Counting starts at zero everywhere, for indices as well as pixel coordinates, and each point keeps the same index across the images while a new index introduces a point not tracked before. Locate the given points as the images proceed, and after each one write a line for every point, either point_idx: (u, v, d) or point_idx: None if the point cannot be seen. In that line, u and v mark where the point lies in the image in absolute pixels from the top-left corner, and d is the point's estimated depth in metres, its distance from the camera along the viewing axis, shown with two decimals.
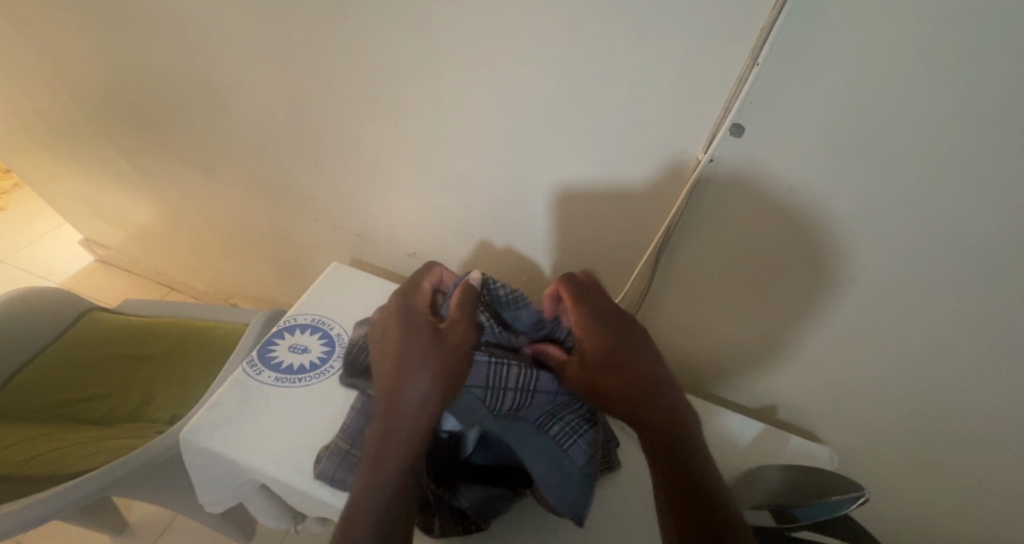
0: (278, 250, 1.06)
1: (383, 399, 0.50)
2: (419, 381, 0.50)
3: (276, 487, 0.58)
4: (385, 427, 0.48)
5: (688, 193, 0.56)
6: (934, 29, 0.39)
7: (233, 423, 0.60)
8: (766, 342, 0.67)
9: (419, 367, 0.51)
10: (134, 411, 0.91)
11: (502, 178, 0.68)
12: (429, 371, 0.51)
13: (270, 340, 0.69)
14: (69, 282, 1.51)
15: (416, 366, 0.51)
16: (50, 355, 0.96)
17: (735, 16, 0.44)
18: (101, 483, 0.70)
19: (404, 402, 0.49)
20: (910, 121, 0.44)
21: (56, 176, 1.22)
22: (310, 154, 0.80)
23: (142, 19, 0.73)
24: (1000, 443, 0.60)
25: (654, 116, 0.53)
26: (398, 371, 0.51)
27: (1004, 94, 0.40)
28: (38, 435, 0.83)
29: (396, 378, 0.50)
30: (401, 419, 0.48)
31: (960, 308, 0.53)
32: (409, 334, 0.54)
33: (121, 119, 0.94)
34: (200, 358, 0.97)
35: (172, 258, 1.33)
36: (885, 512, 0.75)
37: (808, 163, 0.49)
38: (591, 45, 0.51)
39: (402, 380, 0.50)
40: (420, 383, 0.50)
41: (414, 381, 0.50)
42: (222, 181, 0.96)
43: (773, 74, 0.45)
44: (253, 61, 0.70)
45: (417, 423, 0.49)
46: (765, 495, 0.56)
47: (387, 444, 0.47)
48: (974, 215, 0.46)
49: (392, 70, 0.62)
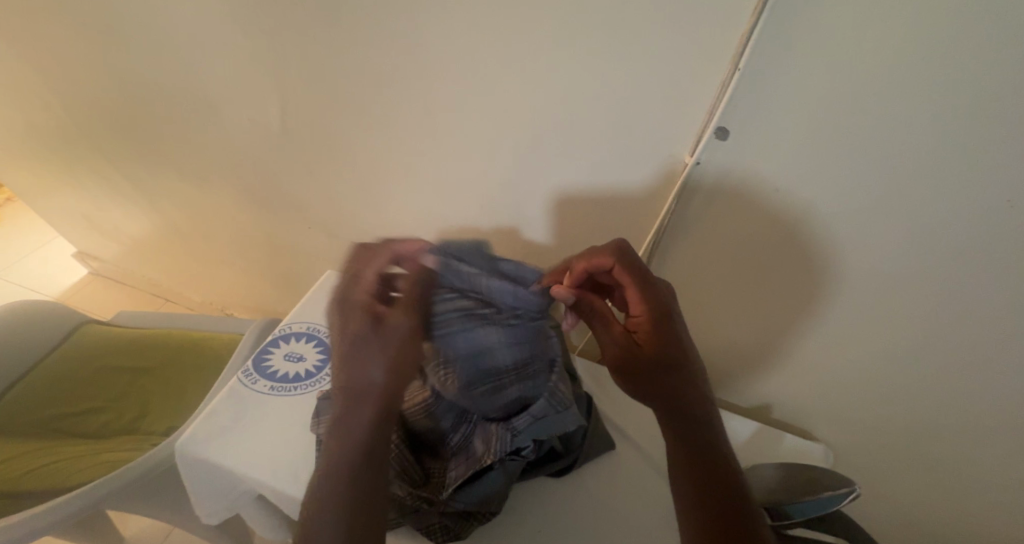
0: (274, 260, 1.06)
1: (343, 388, 0.50)
2: (375, 372, 0.49)
3: (272, 497, 0.58)
4: (343, 413, 0.49)
5: (677, 195, 0.57)
6: (907, 31, 0.40)
7: (230, 433, 0.59)
8: (758, 341, 0.67)
9: (374, 355, 0.50)
10: (130, 423, 0.91)
11: (495, 184, 0.68)
12: (386, 364, 0.50)
13: (265, 349, 0.69)
14: (63, 295, 1.50)
15: (371, 358, 0.49)
16: (41, 370, 0.96)
17: (717, 22, 0.45)
18: (93, 498, 0.70)
19: (358, 387, 0.49)
20: (887, 121, 0.45)
21: (50, 190, 1.21)
22: (305, 165, 0.80)
23: (136, 34, 0.73)
24: (993, 437, 0.60)
25: (642, 119, 0.54)
26: (350, 364, 0.50)
27: (977, 92, 0.41)
28: (34, 449, 0.83)
29: (351, 369, 0.50)
30: (357, 408, 0.49)
31: (947, 303, 0.53)
32: (365, 322, 0.51)
33: (114, 131, 0.94)
34: (195, 371, 0.97)
35: (166, 269, 1.33)
36: (883, 509, 0.74)
37: (792, 164, 0.50)
38: (578, 50, 0.51)
39: (356, 366, 0.49)
40: (376, 373, 0.49)
41: (368, 372, 0.49)
42: (216, 193, 0.96)
43: (754, 79, 0.46)
44: (246, 71, 0.71)
45: (376, 410, 0.49)
46: (761, 497, 0.56)
47: (345, 433, 0.48)
48: (955, 211, 0.47)
49: (383, 79, 0.63)
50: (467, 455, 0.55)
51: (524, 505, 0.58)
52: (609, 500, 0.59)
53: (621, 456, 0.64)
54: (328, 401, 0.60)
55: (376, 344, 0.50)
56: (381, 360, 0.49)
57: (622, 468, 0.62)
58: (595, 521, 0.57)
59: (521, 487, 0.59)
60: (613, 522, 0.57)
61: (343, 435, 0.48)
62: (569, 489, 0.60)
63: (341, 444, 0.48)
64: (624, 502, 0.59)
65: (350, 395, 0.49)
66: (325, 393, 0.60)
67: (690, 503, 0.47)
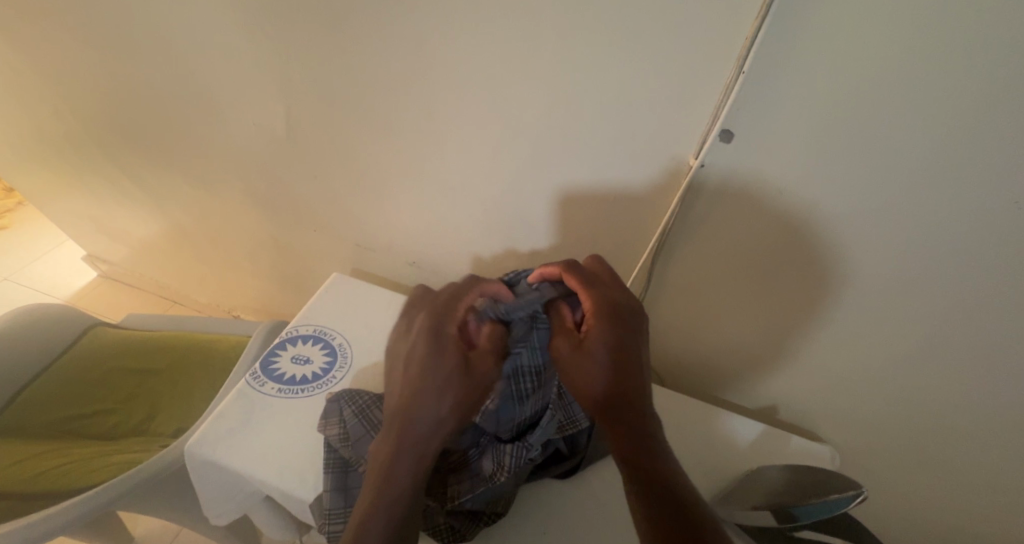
0: (280, 263, 1.07)
1: (403, 415, 0.49)
2: (441, 407, 0.49)
3: (280, 499, 0.58)
4: (404, 440, 0.48)
5: (681, 197, 0.57)
6: (911, 34, 0.40)
7: (238, 435, 0.60)
8: (763, 343, 0.67)
9: (441, 390, 0.50)
10: (139, 425, 0.91)
11: (499, 186, 0.68)
12: (451, 400, 0.50)
13: (272, 352, 0.69)
14: (73, 298, 1.52)
15: (434, 392, 0.50)
16: (50, 374, 0.96)
17: (720, 26, 0.46)
18: (103, 500, 0.70)
19: (421, 419, 0.49)
20: (892, 123, 0.45)
21: (60, 195, 1.23)
22: (310, 168, 0.81)
23: (145, 40, 0.74)
24: (1002, 439, 0.60)
25: (646, 122, 0.54)
26: (415, 394, 0.50)
27: (983, 95, 0.41)
28: (44, 451, 0.84)
29: (416, 397, 0.49)
30: (415, 439, 0.48)
31: (955, 305, 0.53)
32: (441, 352, 0.52)
33: (123, 136, 0.95)
34: (202, 373, 0.98)
35: (174, 272, 1.34)
36: (890, 511, 0.74)
37: (796, 166, 0.50)
38: (582, 54, 0.52)
39: (421, 398, 0.49)
40: (441, 409, 0.49)
41: (435, 406, 0.49)
42: (223, 196, 0.97)
43: (757, 82, 0.47)
44: (253, 76, 0.71)
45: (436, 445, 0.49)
46: (765, 499, 0.56)
47: (401, 457, 0.48)
48: (961, 213, 0.47)
49: (388, 83, 0.63)
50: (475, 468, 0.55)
51: (530, 507, 0.58)
52: (615, 503, 0.59)
53: None
54: (336, 403, 0.60)
55: (442, 379, 0.50)
56: (450, 396, 0.50)
57: None
58: (601, 523, 0.58)
59: (527, 490, 0.60)
60: (618, 524, 0.57)
61: (402, 460, 0.48)
62: (575, 491, 0.60)
63: (396, 469, 0.47)
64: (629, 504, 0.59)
65: (409, 423, 0.49)
66: (333, 395, 0.61)
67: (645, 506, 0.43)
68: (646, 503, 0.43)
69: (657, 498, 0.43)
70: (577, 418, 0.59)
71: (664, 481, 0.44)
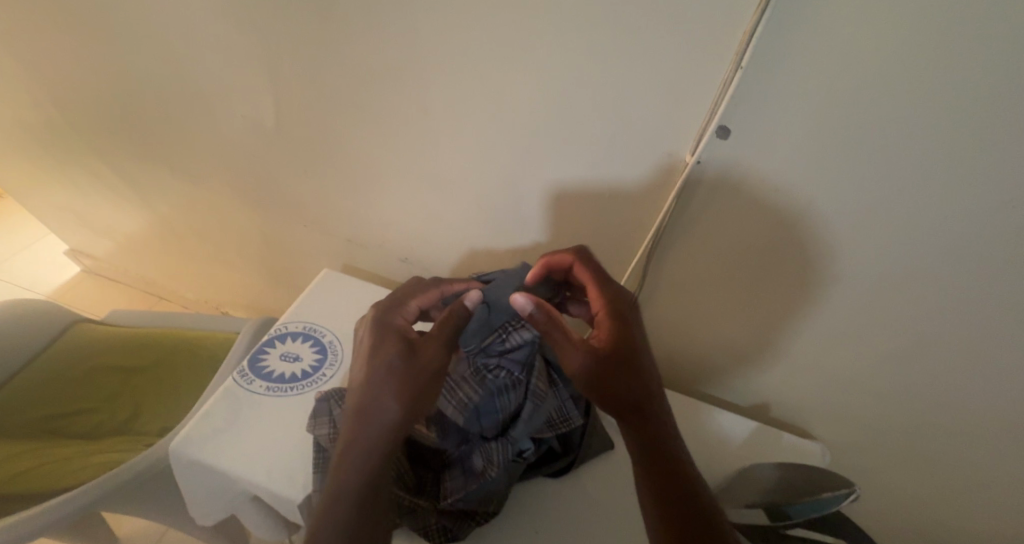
0: (269, 258, 1.05)
1: (354, 408, 0.50)
2: (390, 401, 0.49)
3: (269, 499, 0.57)
4: (354, 433, 0.48)
5: (677, 194, 0.56)
6: (910, 31, 0.40)
7: (225, 434, 0.59)
8: (757, 340, 0.67)
9: (387, 383, 0.50)
10: (124, 424, 0.90)
11: (492, 182, 0.67)
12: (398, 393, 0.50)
13: (261, 350, 0.68)
14: (56, 294, 1.49)
15: (382, 384, 0.50)
16: (32, 372, 0.94)
17: (718, 21, 0.45)
18: (86, 501, 0.69)
19: (370, 412, 0.49)
20: (889, 121, 0.44)
21: (41, 188, 1.20)
22: (300, 162, 0.79)
23: (128, 30, 0.72)
24: (990, 436, 0.60)
25: (642, 118, 0.53)
26: (363, 387, 0.51)
27: (980, 94, 0.41)
28: (25, 451, 0.82)
29: (364, 392, 0.50)
30: (365, 432, 0.48)
31: (947, 303, 0.53)
32: (384, 347, 0.53)
33: (106, 128, 0.93)
34: (190, 370, 0.96)
35: (160, 267, 1.32)
36: (879, 507, 0.75)
37: (792, 163, 0.50)
38: (578, 48, 0.51)
39: (368, 392, 0.50)
40: (390, 403, 0.49)
41: (381, 398, 0.49)
42: (211, 190, 0.95)
43: (755, 78, 0.46)
44: (240, 68, 0.70)
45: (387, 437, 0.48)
46: (759, 498, 0.56)
47: (355, 450, 0.48)
48: (955, 212, 0.47)
49: (380, 76, 0.62)
50: (466, 467, 0.54)
51: (523, 505, 0.58)
52: (608, 501, 0.59)
53: (619, 456, 0.63)
54: (325, 402, 0.59)
55: (388, 370, 0.51)
56: (395, 387, 0.50)
57: (621, 468, 0.62)
58: (593, 521, 0.57)
59: (519, 488, 0.59)
60: (611, 522, 0.57)
61: (355, 451, 0.48)
62: (568, 489, 0.60)
63: (351, 461, 0.47)
64: (622, 502, 0.59)
65: (360, 416, 0.49)
66: (323, 394, 0.60)
67: (660, 511, 0.46)
68: (668, 513, 0.46)
69: (670, 505, 0.46)
70: (570, 415, 0.59)
71: (677, 487, 0.47)
